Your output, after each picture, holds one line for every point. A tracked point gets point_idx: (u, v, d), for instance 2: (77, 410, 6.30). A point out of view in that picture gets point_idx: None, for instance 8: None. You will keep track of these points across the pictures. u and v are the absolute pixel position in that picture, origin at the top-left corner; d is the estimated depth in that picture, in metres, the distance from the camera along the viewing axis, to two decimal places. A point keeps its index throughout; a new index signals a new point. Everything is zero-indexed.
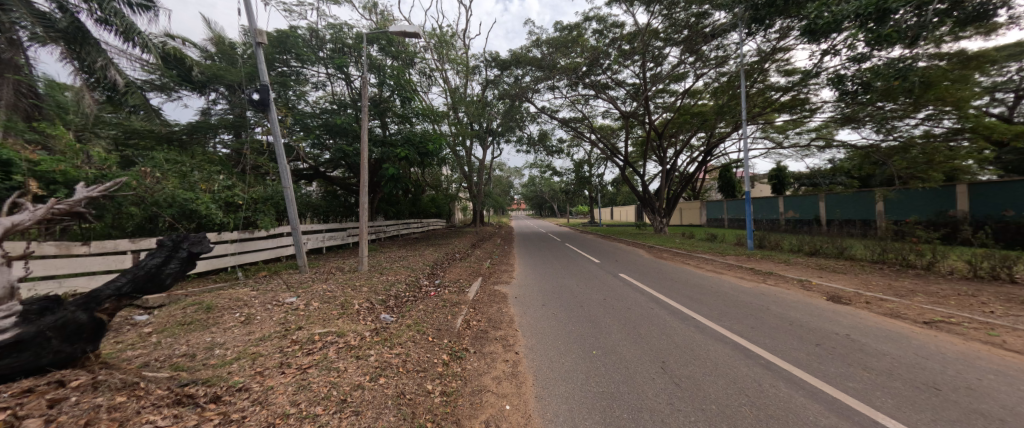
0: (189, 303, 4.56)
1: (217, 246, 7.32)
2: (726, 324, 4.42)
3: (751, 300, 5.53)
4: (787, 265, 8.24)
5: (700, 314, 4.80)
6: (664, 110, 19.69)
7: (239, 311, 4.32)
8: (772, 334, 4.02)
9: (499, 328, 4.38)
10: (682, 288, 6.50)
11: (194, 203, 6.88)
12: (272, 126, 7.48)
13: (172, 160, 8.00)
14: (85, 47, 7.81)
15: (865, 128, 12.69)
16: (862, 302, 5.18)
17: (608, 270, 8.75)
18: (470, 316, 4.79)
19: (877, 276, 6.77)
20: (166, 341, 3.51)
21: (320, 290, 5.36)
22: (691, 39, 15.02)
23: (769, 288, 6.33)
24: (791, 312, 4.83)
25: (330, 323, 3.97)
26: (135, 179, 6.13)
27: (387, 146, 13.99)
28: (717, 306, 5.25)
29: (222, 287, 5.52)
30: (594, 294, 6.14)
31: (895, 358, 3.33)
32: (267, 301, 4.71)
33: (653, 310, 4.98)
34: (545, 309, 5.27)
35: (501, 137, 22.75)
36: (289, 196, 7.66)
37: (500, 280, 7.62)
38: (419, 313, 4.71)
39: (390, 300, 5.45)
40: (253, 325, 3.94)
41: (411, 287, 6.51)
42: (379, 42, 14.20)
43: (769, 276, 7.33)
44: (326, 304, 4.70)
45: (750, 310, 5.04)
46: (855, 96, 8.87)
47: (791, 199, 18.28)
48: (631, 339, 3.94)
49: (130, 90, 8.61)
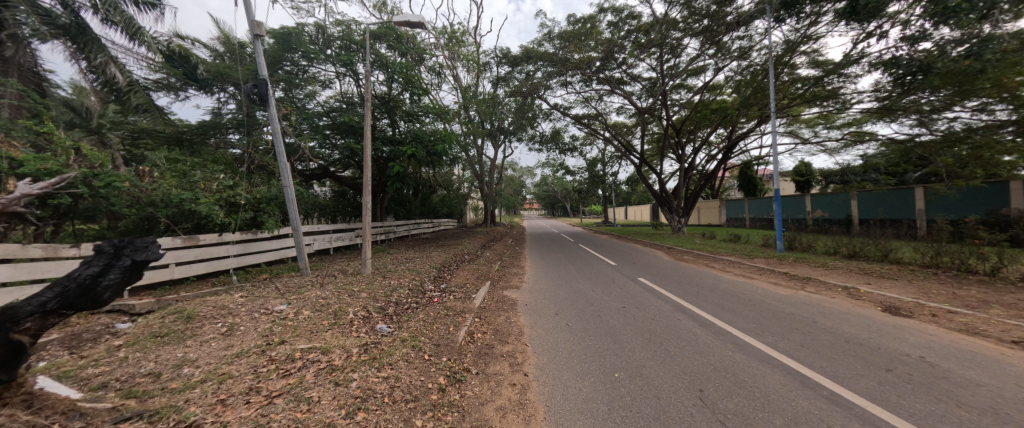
0: (172, 310, 4.21)
1: (216, 247, 7.05)
2: (766, 339, 3.85)
3: (793, 311, 4.89)
4: (825, 270, 7.48)
5: (736, 328, 4.21)
6: (681, 106, 18.89)
7: (222, 320, 3.93)
8: (826, 354, 3.42)
9: (507, 343, 3.89)
10: (709, 295, 5.89)
11: (192, 203, 6.61)
12: (272, 123, 7.11)
13: (173, 160, 7.78)
14: (87, 44, 7.68)
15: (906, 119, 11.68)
16: (927, 315, 4.48)
17: (626, 274, 8.15)
18: (474, 328, 4.31)
19: (936, 284, 5.98)
20: (133, 357, 3.15)
21: (314, 296, 4.95)
22: (711, 29, 14.26)
23: (813, 296, 5.62)
24: (844, 326, 4.20)
25: (317, 337, 3.55)
26: (126, 178, 5.84)
27: (396, 145, 13.70)
28: (753, 317, 4.64)
29: (215, 293, 5.22)
30: (612, 302, 5.59)
31: (993, 391, 2.69)
32: (254, 308, 4.33)
33: (681, 322, 4.42)
34: (558, 319, 4.76)
35: (513, 136, 22.34)
36: (290, 195, 7.33)
37: (509, 284, 7.12)
38: (417, 324, 4.24)
39: (389, 308, 5.02)
40: (233, 338, 3.56)
41: (414, 293, 6.08)
42: (387, 39, 13.86)
43: (807, 282, 6.62)
44: (318, 313, 4.28)
45: (791, 322, 4.44)
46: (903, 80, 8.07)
47: (821, 197, 17.19)
48: (659, 359, 3.42)
49: (133, 89, 8.49)
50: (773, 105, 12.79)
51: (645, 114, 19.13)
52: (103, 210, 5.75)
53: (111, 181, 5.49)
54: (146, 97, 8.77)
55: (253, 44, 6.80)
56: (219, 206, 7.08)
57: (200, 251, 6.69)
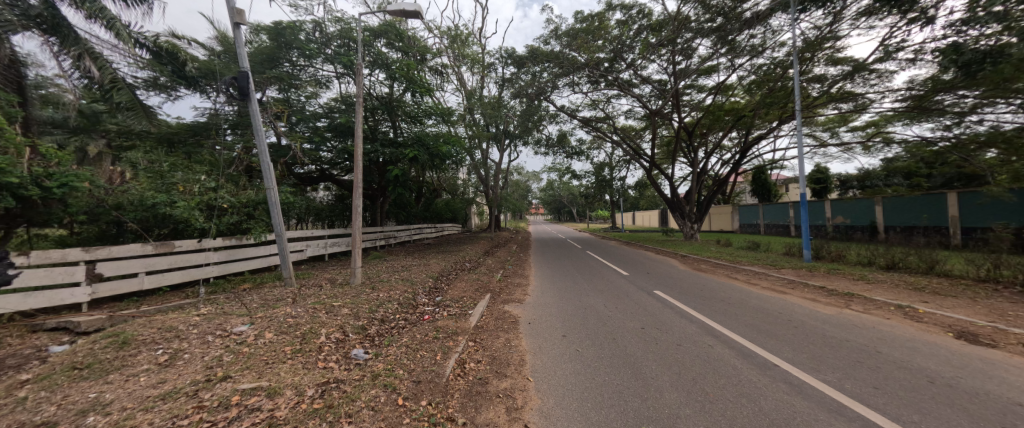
0: (110, 333, 3.57)
1: (191, 255, 6.49)
2: (824, 377, 3.12)
3: (845, 336, 4.12)
4: (867, 284, 6.66)
5: (784, 360, 3.47)
6: (692, 109, 18.15)
7: (164, 347, 3.28)
8: (914, 404, 2.66)
9: (506, 377, 3.20)
10: (738, 312, 5.16)
11: (165, 207, 6.08)
12: (254, 120, 6.48)
13: (152, 160, 7.24)
14: (64, 37, 7.22)
15: (925, 122, 11.06)
16: (1016, 345, 3.71)
17: (639, 286, 7.43)
18: (466, 356, 3.61)
19: (1006, 303, 5.15)
20: (36, 397, 2.52)
21: (283, 314, 4.26)
22: (724, 28, 13.57)
23: (864, 317, 4.83)
24: (919, 360, 3.43)
25: (269, 371, 2.88)
26: (87, 178, 5.26)
27: (396, 147, 13.08)
28: (798, 343, 3.92)
29: (177, 310, 4.62)
30: (628, 321, 4.88)
31: None
32: (209, 329, 3.69)
33: (715, 351, 3.69)
34: (566, 344, 4.05)
35: (519, 140, 21.79)
36: (274, 199, 6.74)
37: (512, 298, 6.41)
38: (399, 350, 3.56)
39: (372, 327, 4.36)
40: (169, 371, 2.91)
41: (404, 308, 5.43)
42: (386, 36, 13.28)
43: (850, 298, 5.82)
44: (282, 336, 3.63)
45: (848, 351, 3.70)
46: (969, 71, 7.64)
47: (841, 203, 16.25)
48: (695, 404, 2.71)
49: (117, 86, 7.88)
50: (797, 106, 12.05)
51: (655, 117, 18.39)
52: (59, 213, 5.21)
53: (67, 182, 4.91)
54: (131, 95, 8.15)
55: (233, 35, 6.21)
56: (198, 210, 6.62)
57: (176, 258, 6.21)
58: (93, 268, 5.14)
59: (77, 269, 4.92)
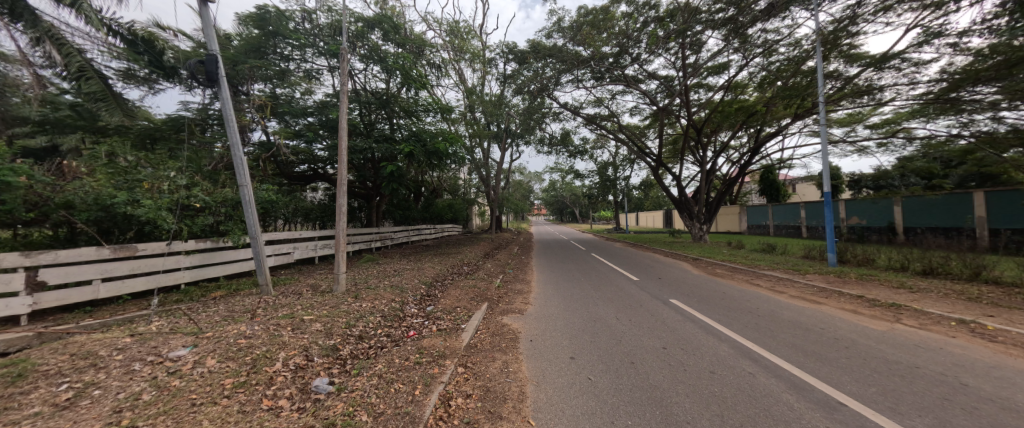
0: (11, 360, 2.89)
1: (157, 259, 5.89)
2: (911, 423, 2.41)
3: (912, 361, 3.41)
4: (910, 293, 5.91)
5: (851, 396, 2.76)
6: (702, 106, 17.41)
7: (68, 381, 2.60)
8: None
9: (501, 420, 2.51)
10: (771, 327, 4.47)
11: (125, 206, 5.44)
12: (224, 109, 5.82)
13: (116, 154, 6.58)
14: (22, 17, 6.58)
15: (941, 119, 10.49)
16: None
17: (653, 293, 6.72)
18: (452, 390, 2.90)
19: None
20: None
21: (236, 334, 3.59)
22: (736, 20, 12.81)
23: (923, 334, 4.11)
24: (1020, 397, 2.72)
25: (190, 418, 2.21)
26: (27, 172, 4.62)
27: (392, 144, 12.43)
28: (858, 371, 3.22)
29: (119, 326, 3.97)
30: (645, 338, 4.19)
31: None
32: (139, 355, 3.03)
33: (760, 382, 2.99)
34: (575, 370, 3.35)
35: (521, 138, 21.11)
36: (248, 197, 6.10)
37: (511, 308, 5.71)
38: (369, 382, 2.88)
39: (346, 348, 3.70)
40: (61, 417, 2.23)
41: (388, 321, 4.77)
42: (382, 27, 12.56)
43: (898, 310, 5.09)
44: (226, 364, 2.96)
45: (927, 383, 2.97)
46: None
47: (856, 204, 15.52)
48: None
49: (85, 75, 7.21)
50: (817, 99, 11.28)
51: (661, 115, 17.62)
52: None
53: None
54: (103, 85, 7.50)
55: (200, 13, 5.56)
56: (165, 209, 5.99)
57: (140, 263, 5.61)
58: (36, 275, 4.48)
59: (14, 277, 4.21)
